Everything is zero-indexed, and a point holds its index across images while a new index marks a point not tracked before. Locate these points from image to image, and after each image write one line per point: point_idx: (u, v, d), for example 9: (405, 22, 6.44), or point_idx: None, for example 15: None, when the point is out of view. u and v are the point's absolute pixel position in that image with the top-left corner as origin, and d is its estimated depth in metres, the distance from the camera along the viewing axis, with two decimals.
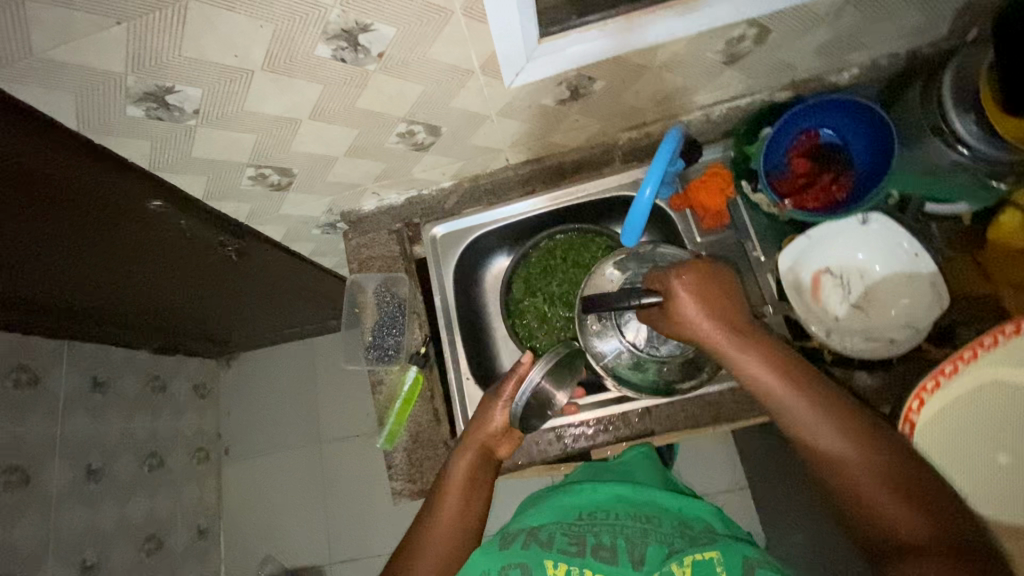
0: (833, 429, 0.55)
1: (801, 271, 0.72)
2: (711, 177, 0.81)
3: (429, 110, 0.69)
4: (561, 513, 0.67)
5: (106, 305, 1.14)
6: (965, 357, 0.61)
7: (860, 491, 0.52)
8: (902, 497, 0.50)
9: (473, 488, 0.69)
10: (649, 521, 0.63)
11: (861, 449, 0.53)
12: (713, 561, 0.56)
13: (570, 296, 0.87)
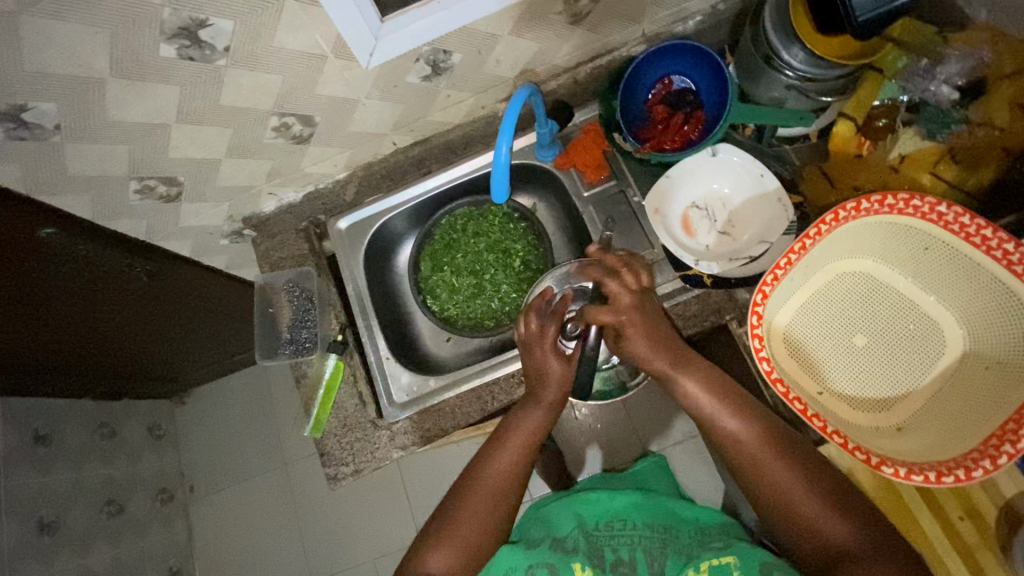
0: (771, 454, 0.57)
1: (670, 210, 0.80)
2: (587, 134, 0.89)
3: (295, 100, 0.72)
4: (581, 518, 0.70)
5: (20, 374, 1.04)
6: (795, 250, 0.66)
7: (793, 508, 0.55)
8: (835, 508, 0.54)
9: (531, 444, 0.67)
10: (667, 532, 0.67)
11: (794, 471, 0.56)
12: (728, 566, 0.58)
13: (474, 265, 0.92)
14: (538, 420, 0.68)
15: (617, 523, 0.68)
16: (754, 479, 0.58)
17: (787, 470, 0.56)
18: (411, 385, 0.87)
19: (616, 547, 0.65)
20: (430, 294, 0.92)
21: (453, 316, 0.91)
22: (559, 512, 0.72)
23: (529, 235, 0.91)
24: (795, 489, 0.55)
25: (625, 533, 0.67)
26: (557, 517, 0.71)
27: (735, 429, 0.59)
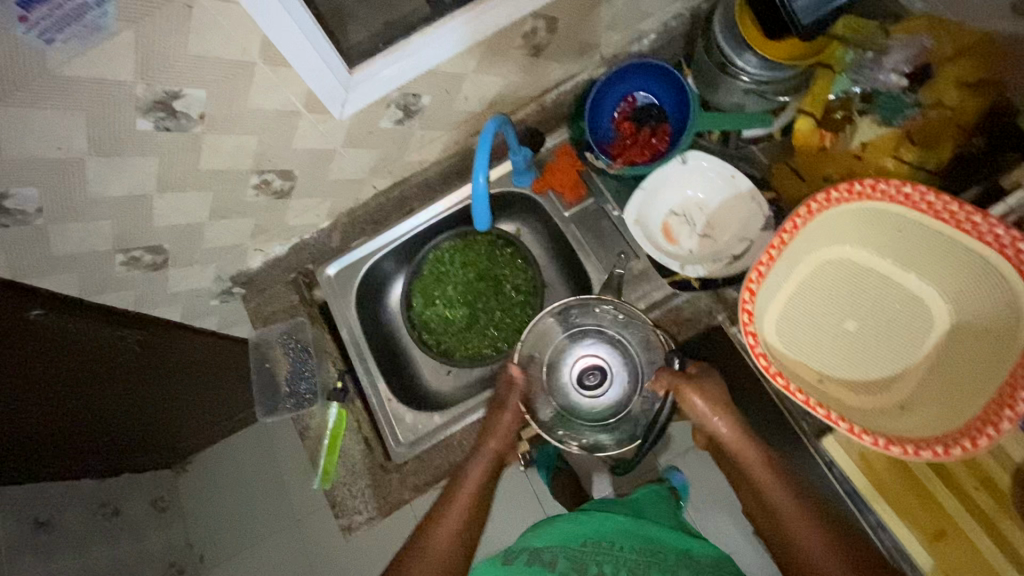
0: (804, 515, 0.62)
1: (650, 221, 0.82)
2: (561, 158, 0.92)
3: (273, 157, 0.74)
4: (568, 534, 0.70)
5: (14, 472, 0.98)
6: (776, 245, 0.67)
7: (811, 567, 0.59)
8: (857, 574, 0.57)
9: (480, 504, 0.71)
10: (654, 555, 0.66)
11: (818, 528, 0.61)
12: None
13: (466, 294, 0.92)
14: (486, 466, 0.74)
15: (605, 543, 0.68)
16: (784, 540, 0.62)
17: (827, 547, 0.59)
18: (415, 423, 0.87)
19: (596, 562, 0.65)
20: (425, 329, 0.91)
21: (451, 348, 0.90)
22: (547, 531, 0.71)
23: (517, 260, 0.91)
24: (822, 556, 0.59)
25: (611, 554, 0.67)
26: (545, 534, 0.71)
27: (771, 484, 0.65)
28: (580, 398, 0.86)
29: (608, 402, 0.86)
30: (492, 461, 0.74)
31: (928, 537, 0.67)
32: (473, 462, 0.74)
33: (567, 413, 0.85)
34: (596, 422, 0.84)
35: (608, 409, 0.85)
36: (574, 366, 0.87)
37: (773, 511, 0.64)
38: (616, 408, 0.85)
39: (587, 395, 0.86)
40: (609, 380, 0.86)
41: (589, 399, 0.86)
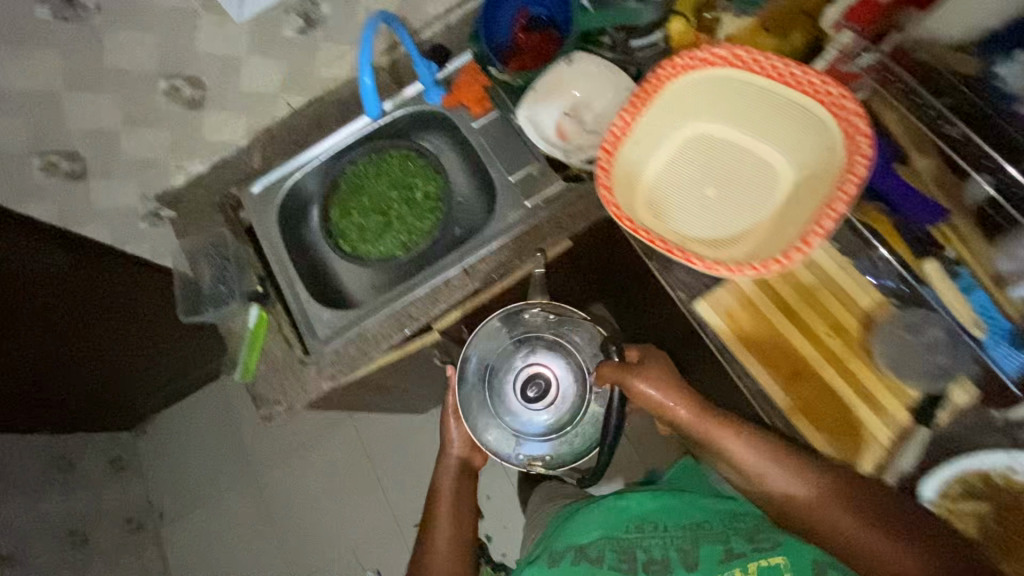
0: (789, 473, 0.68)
1: (542, 120, 0.88)
2: (466, 77, 0.97)
3: (178, 60, 0.80)
4: (616, 525, 0.75)
5: None
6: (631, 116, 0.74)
7: (840, 536, 0.65)
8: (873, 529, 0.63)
9: (458, 498, 0.85)
10: (700, 527, 0.73)
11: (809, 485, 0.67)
12: (779, 566, 0.63)
13: (382, 204, 0.96)
14: (452, 472, 0.87)
15: (648, 527, 0.75)
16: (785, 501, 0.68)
17: (810, 484, 0.67)
18: (333, 321, 0.91)
19: (648, 548, 0.72)
20: (343, 238, 0.95)
21: (369, 255, 0.94)
22: (591, 516, 0.77)
23: (428, 170, 0.96)
24: (844, 517, 0.65)
25: (657, 534, 0.73)
26: (587, 521, 0.76)
27: (743, 449, 0.71)
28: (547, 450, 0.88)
29: (562, 412, 0.89)
30: (459, 468, 0.88)
31: (787, 377, 0.75)
32: (444, 471, 0.87)
33: (520, 432, 0.88)
34: (553, 431, 0.88)
35: (563, 418, 0.89)
36: (517, 380, 0.89)
37: (768, 486, 0.69)
38: (571, 415, 0.89)
39: (536, 408, 0.89)
40: (555, 389, 0.89)
41: (539, 413, 0.89)
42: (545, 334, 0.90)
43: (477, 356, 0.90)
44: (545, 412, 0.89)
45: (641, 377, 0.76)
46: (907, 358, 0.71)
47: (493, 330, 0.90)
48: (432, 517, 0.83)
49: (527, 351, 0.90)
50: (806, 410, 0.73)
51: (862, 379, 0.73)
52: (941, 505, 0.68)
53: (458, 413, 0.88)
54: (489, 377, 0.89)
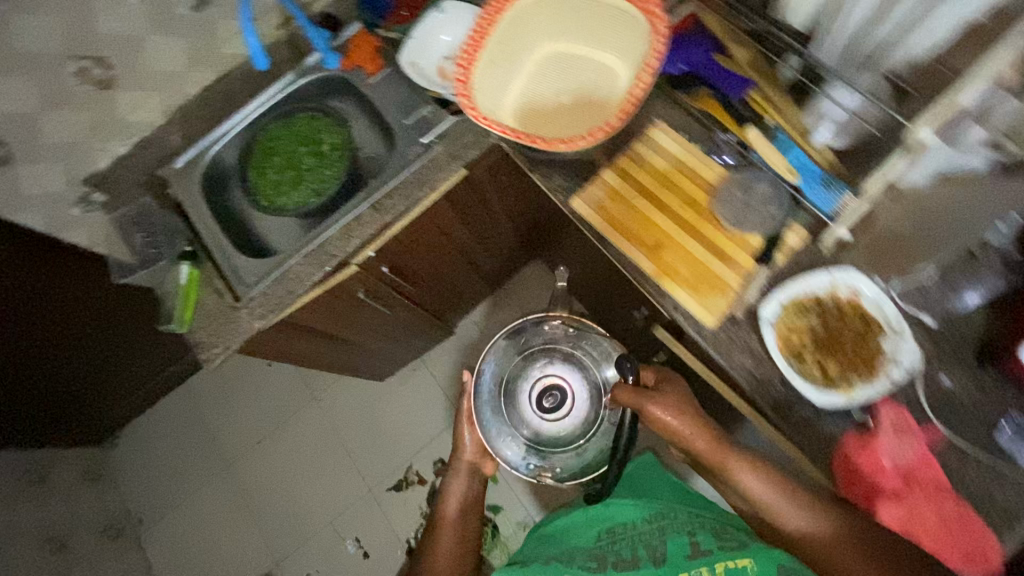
0: (777, 491, 0.74)
1: (423, 63, 1.00)
2: (359, 42, 1.07)
3: (84, 41, 0.91)
4: (588, 534, 0.94)
5: None
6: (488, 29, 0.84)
7: (819, 548, 0.70)
8: (861, 552, 0.67)
9: (466, 499, 1.05)
10: (663, 521, 0.90)
11: (819, 519, 0.71)
12: (744, 567, 0.74)
13: (293, 160, 1.05)
14: (462, 472, 1.08)
15: (617, 531, 0.92)
16: (780, 527, 0.73)
17: (803, 506, 0.72)
18: (259, 268, 0.99)
19: (619, 550, 0.88)
20: (261, 194, 1.04)
21: (286, 203, 1.02)
22: (580, 531, 0.95)
23: (331, 124, 1.07)
24: (841, 553, 0.68)
25: (626, 534, 0.91)
26: (577, 534, 0.95)
27: (749, 479, 0.76)
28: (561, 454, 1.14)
29: (573, 426, 1.14)
30: (469, 473, 1.08)
31: (652, 249, 0.85)
32: (456, 479, 1.07)
33: (531, 437, 1.14)
34: (562, 446, 1.14)
35: (575, 432, 1.14)
36: (533, 391, 1.15)
37: (779, 521, 0.73)
38: (581, 431, 1.14)
39: (550, 419, 1.14)
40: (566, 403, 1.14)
41: (550, 424, 1.14)
42: (563, 351, 1.16)
43: (491, 368, 1.16)
44: (562, 425, 1.14)
45: (659, 404, 0.81)
46: (751, 214, 0.82)
47: (501, 348, 1.18)
48: (442, 504, 1.04)
49: (545, 363, 1.16)
50: (670, 273, 0.83)
51: (715, 241, 0.83)
52: (777, 322, 0.76)
53: (472, 415, 1.11)
54: (509, 390, 1.15)
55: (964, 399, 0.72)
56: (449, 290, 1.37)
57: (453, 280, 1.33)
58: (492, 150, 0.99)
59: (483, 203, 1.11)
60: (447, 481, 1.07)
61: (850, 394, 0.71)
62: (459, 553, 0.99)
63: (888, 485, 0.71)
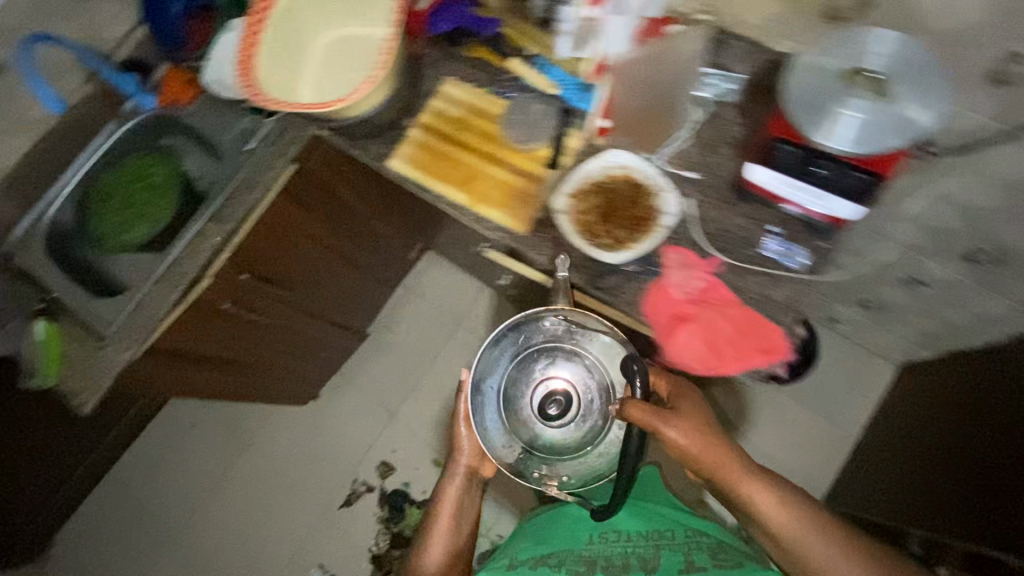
0: (789, 515, 0.83)
1: (224, 81, 1.02)
2: (169, 77, 1.11)
3: None
4: (576, 537, 1.11)
5: None
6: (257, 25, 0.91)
7: (810, 552, 0.81)
8: (852, 556, 0.80)
9: (457, 510, 1.01)
10: (660, 538, 1.07)
11: (826, 539, 0.82)
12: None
13: (127, 202, 1.12)
14: (456, 484, 1.02)
15: (610, 535, 1.09)
16: (775, 530, 0.83)
17: (817, 541, 0.81)
18: (109, 306, 1.04)
19: (609, 555, 1.06)
20: (103, 238, 1.11)
21: (127, 237, 1.09)
22: (563, 530, 1.13)
23: (157, 159, 1.13)
24: (826, 553, 0.81)
25: (617, 542, 1.08)
26: (562, 537, 1.12)
27: (746, 485, 0.85)
28: (565, 460, 1.00)
29: (576, 433, 1.01)
30: (464, 478, 1.03)
31: (464, 184, 0.94)
32: (451, 481, 1.02)
33: (532, 447, 1.00)
34: (569, 453, 1.00)
35: (578, 439, 1.00)
36: (534, 395, 1.00)
37: (790, 541, 0.82)
38: (584, 437, 1.00)
39: (553, 426, 1.00)
40: (568, 407, 1.00)
41: (553, 430, 1.00)
42: (574, 350, 1.00)
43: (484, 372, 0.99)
44: (566, 428, 1.00)
45: (674, 421, 0.84)
46: (536, 131, 0.94)
47: (493, 352, 0.99)
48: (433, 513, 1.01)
49: (544, 362, 1.00)
50: (482, 200, 0.93)
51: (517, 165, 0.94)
52: (567, 208, 0.87)
53: (467, 415, 1.01)
54: (504, 393, 1.00)
55: (735, 230, 0.85)
56: (332, 290, 1.43)
57: (333, 278, 1.39)
58: (311, 142, 1.04)
59: (336, 198, 1.19)
60: (441, 482, 1.03)
61: (636, 247, 0.83)
62: (451, 567, 0.97)
63: (688, 311, 0.81)
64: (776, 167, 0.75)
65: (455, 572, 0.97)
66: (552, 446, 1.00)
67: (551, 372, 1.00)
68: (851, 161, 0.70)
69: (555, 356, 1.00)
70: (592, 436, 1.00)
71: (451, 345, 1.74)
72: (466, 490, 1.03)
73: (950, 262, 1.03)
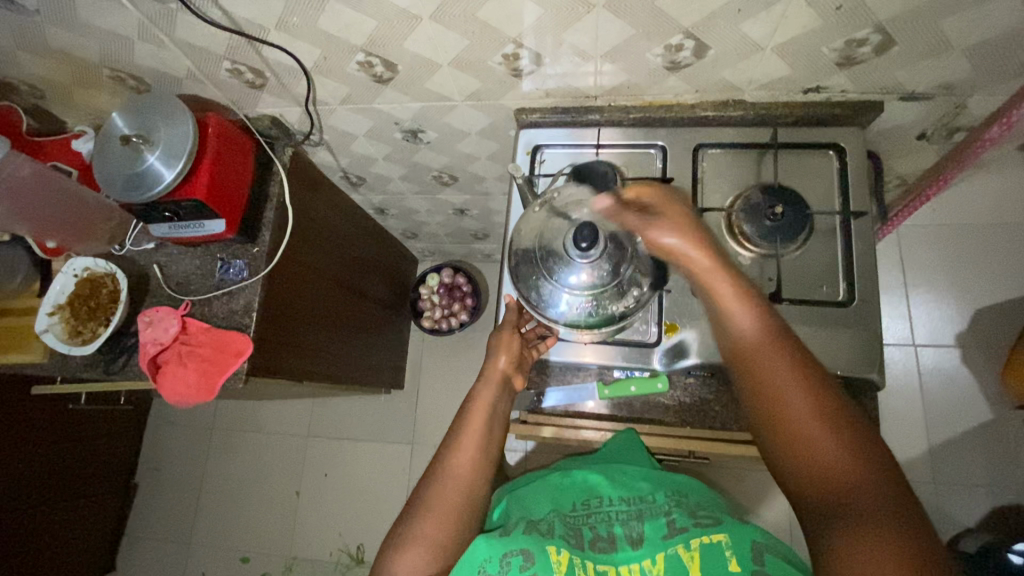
0: (848, 458, 0.49)
1: None
2: None
3: None
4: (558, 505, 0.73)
5: None
6: None
7: (796, 437, 0.52)
8: (860, 465, 0.49)
9: (488, 432, 0.73)
10: (645, 504, 0.72)
11: (850, 461, 0.49)
12: (719, 543, 0.61)
13: None
14: (492, 401, 0.74)
15: (593, 502, 0.73)
16: (798, 457, 0.52)
17: (799, 385, 0.53)
18: None
19: (593, 524, 0.69)
20: None
21: None
22: (536, 496, 0.76)
23: None
24: (826, 454, 0.50)
25: (602, 510, 0.72)
26: (535, 500, 0.75)
27: (811, 411, 0.52)
28: (623, 272, 0.62)
29: (614, 257, 0.61)
30: (501, 387, 0.76)
31: None
32: (484, 390, 0.75)
33: (606, 292, 0.62)
34: (613, 278, 0.61)
35: (618, 257, 0.61)
36: (542, 252, 0.63)
37: (809, 462, 0.51)
38: (621, 256, 0.62)
39: (600, 256, 0.60)
40: (592, 245, 0.59)
41: (587, 270, 0.61)
42: (571, 191, 0.65)
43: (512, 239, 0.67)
44: (603, 253, 0.60)
45: (672, 228, 0.58)
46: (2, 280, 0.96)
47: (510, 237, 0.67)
48: (457, 426, 0.73)
49: (547, 225, 0.64)
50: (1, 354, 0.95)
51: (8, 315, 0.97)
52: (52, 324, 0.92)
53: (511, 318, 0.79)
54: (544, 260, 0.63)
55: (193, 272, 0.95)
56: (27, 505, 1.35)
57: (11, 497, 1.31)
58: None
59: None
60: (472, 391, 0.76)
61: (104, 332, 0.90)
62: (474, 473, 0.70)
63: (161, 355, 0.90)
64: (155, 219, 0.87)
65: (473, 493, 0.69)
66: (606, 273, 0.61)
67: (555, 228, 0.63)
68: (173, 197, 0.82)
69: (553, 218, 0.65)
70: (627, 245, 0.62)
71: (213, 458, 1.71)
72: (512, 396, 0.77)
73: (447, 190, 1.21)
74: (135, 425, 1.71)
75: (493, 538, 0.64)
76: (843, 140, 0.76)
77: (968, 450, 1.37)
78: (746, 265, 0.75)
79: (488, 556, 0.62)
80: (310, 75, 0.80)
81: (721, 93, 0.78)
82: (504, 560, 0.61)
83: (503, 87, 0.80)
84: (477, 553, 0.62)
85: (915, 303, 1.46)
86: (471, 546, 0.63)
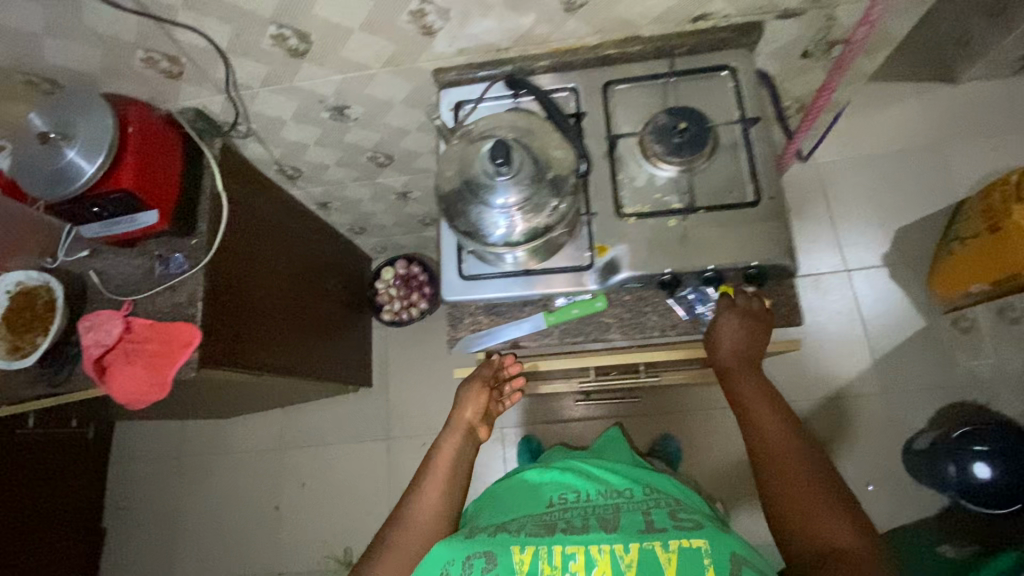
0: (837, 518, 0.62)
1: None
2: None
3: None
4: (536, 505, 0.73)
5: None
6: None
7: (794, 491, 0.65)
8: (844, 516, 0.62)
9: (453, 475, 0.80)
10: (622, 498, 0.71)
11: (840, 520, 0.62)
12: (700, 549, 0.59)
13: None
14: (457, 446, 0.82)
15: (568, 499, 0.72)
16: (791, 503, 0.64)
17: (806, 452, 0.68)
18: None
19: (568, 516, 0.68)
20: None
21: None
22: (509, 497, 0.77)
23: None
24: (824, 510, 0.63)
25: (577, 506, 0.71)
26: (507, 502, 0.76)
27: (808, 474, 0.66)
28: (542, 188, 0.66)
29: (532, 174, 0.66)
30: (466, 433, 0.84)
31: None
32: (451, 438, 0.83)
33: (529, 205, 0.65)
34: (533, 193, 0.65)
35: (536, 175, 0.66)
36: (467, 182, 0.67)
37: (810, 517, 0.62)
38: (539, 174, 0.66)
39: (518, 172, 0.65)
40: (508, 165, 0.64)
41: (508, 188, 0.65)
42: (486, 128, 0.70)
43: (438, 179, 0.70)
44: (520, 170, 0.65)
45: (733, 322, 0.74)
46: None
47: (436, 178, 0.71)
48: (426, 469, 0.80)
49: (470, 159, 0.68)
50: None
51: None
52: None
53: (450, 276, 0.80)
54: (470, 189, 0.67)
55: (131, 273, 0.94)
56: None
57: None
58: None
59: None
60: (438, 439, 0.84)
61: (42, 343, 0.88)
62: (440, 513, 0.76)
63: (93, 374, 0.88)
64: (85, 219, 0.86)
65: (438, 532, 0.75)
66: (525, 188, 0.65)
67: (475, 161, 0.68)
68: (102, 191, 0.81)
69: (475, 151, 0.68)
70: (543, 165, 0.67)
71: (185, 486, 1.66)
72: (473, 441, 0.86)
73: (385, 173, 1.23)
74: (97, 466, 1.64)
75: (451, 541, 0.66)
76: (733, 60, 0.83)
77: (908, 359, 1.47)
78: (662, 183, 0.80)
79: (452, 559, 0.63)
80: (226, 55, 0.82)
81: (619, 30, 0.83)
82: (468, 562, 0.62)
83: (417, 48, 0.83)
84: (440, 557, 0.64)
85: (842, 231, 1.56)
86: (434, 552, 0.65)
